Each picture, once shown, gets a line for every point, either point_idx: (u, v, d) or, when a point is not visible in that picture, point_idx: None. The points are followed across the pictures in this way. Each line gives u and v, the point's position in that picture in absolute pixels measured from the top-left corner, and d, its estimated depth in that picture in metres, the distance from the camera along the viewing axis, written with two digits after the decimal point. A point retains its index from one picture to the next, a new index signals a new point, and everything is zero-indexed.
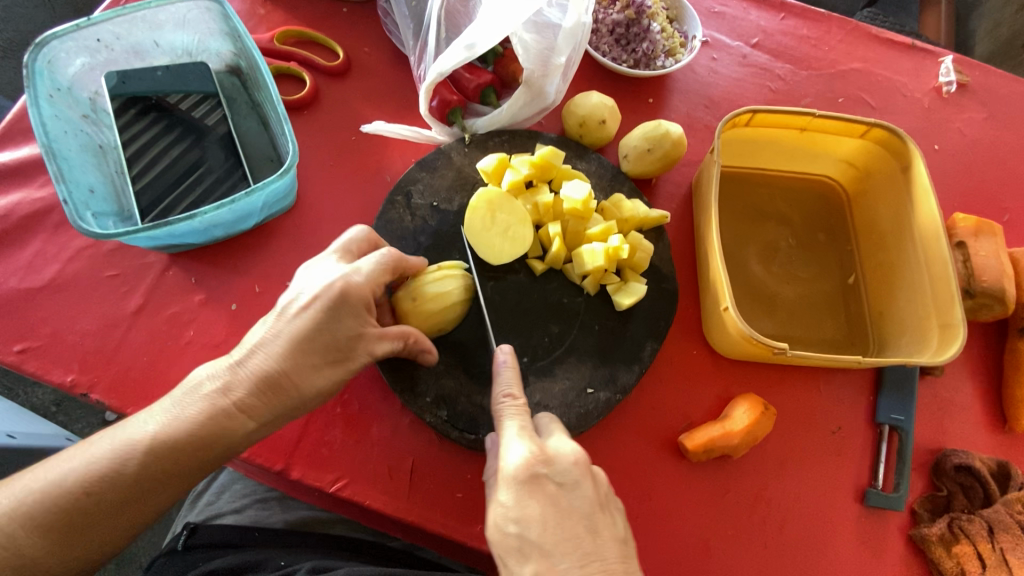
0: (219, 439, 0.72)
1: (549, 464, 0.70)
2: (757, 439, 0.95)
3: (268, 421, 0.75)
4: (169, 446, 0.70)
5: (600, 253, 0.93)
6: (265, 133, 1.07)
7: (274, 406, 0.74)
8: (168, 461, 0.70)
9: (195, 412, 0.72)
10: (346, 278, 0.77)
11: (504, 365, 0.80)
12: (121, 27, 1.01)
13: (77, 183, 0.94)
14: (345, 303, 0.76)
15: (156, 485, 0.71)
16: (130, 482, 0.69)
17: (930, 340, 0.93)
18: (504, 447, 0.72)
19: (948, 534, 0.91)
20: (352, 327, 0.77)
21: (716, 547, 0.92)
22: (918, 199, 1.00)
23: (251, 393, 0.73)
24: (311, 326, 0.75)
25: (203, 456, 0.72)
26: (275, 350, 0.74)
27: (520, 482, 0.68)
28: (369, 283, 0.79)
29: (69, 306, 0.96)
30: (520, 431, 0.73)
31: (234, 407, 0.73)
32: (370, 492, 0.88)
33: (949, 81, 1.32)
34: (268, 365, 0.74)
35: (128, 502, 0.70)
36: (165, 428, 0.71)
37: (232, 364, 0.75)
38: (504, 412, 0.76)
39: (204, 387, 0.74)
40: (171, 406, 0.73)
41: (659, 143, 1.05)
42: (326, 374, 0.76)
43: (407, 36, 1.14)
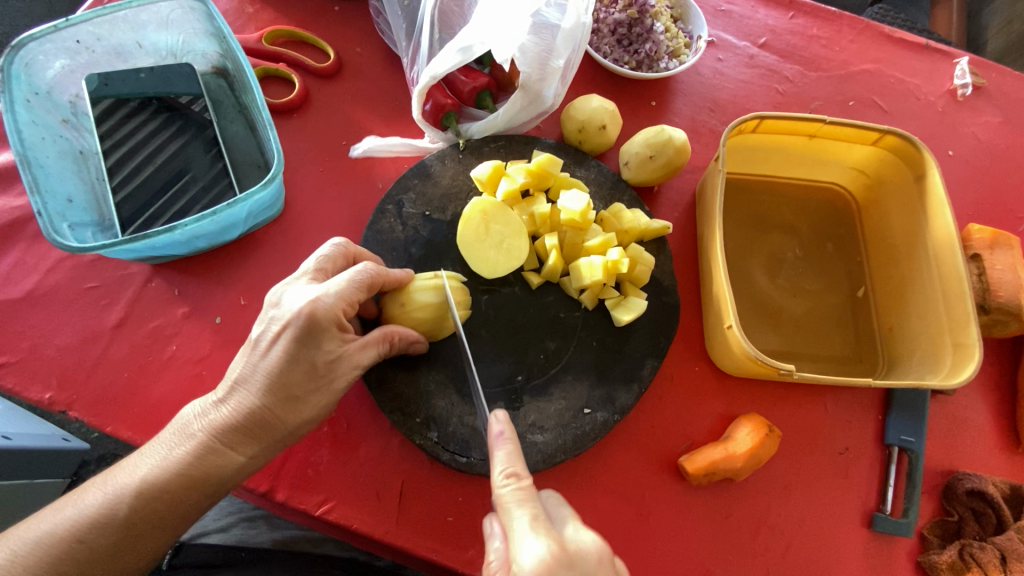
0: (213, 476, 0.71)
1: (570, 565, 0.58)
2: (760, 461, 0.91)
3: (260, 453, 0.74)
4: (159, 490, 0.69)
5: (599, 266, 0.89)
6: (252, 137, 1.03)
7: (263, 437, 0.73)
8: (164, 503, 0.69)
9: (181, 454, 0.70)
10: (314, 301, 0.73)
11: (502, 438, 0.69)
12: (102, 28, 0.97)
13: (54, 193, 0.90)
14: (316, 327, 0.73)
15: (149, 528, 0.69)
16: (119, 529, 0.68)
17: (943, 361, 0.89)
18: (515, 545, 0.61)
19: (959, 562, 0.87)
20: (332, 349, 0.74)
21: (717, 573, 0.89)
22: (933, 211, 0.95)
23: (239, 428, 0.72)
24: (285, 356, 0.72)
25: (201, 494, 0.71)
26: (255, 384, 0.73)
27: None
28: (339, 302, 0.75)
29: (47, 319, 0.93)
30: (532, 523, 0.62)
31: (221, 443, 0.71)
32: (357, 516, 0.85)
33: (965, 84, 1.27)
34: (250, 400, 0.72)
35: (121, 550, 0.68)
36: (152, 472, 0.69)
37: (214, 402, 0.74)
38: (509, 499, 0.65)
39: (189, 428, 0.72)
40: (155, 451, 0.72)
41: (661, 150, 1.00)
42: (315, 399, 0.75)
43: (401, 37, 1.10)
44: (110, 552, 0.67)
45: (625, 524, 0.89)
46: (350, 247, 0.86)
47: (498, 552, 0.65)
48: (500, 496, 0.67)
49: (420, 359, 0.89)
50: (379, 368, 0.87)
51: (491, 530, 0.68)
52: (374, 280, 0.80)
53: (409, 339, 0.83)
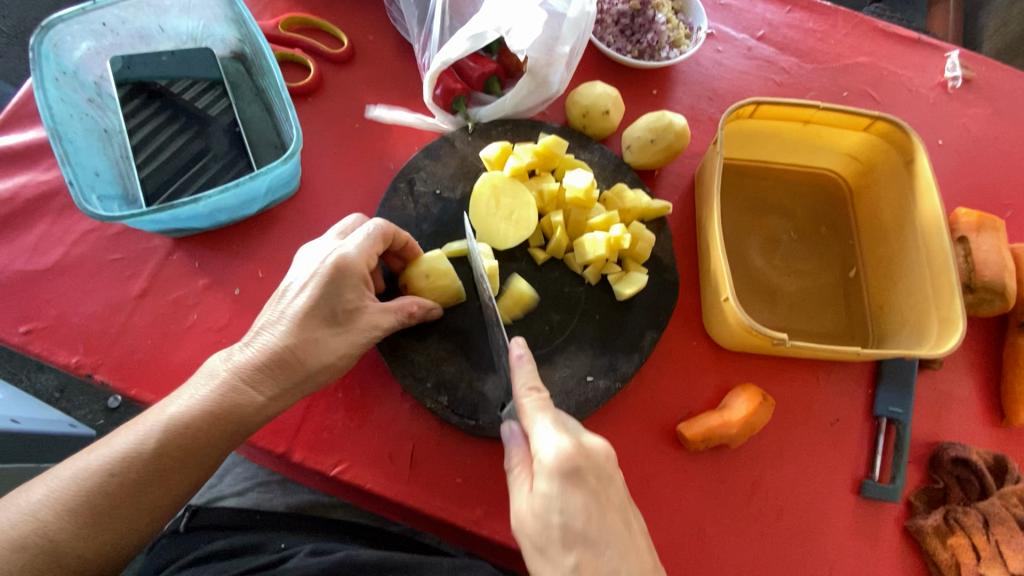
0: (236, 414, 0.75)
1: (587, 458, 0.67)
2: (755, 429, 0.95)
3: (280, 395, 0.78)
4: (185, 426, 0.73)
5: (602, 242, 0.93)
6: (269, 119, 1.07)
7: (285, 379, 0.77)
8: (190, 438, 0.73)
9: (207, 393, 0.75)
10: (340, 252, 0.80)
11: (520, 356, 0.75)
12: (127, 11, 1.02)
13: (83, 166, 0.95)
14: (341, 274, 0.79)
15: (175, 463, 0.72)
16: (149, 461, 0.71)
17: (928, 334, 0.94)
18: (536, 438, 0.68)
19: (944, 526, 0.92)
20: (351, 297, 0.80)
21: (713, 535, 0.93)
22: (920, 193, 1.00)
23: (263, 368, 0.76)
24: (308, 303, 0.78)
25: (224, 432, 0.74)
26: (280, 329, 0.78)
27: (562, 475, 0.65)
28: (362, 255, 0.81)
29: (73, 289, 0.97)
30: (552, 421, 0.69)
31: (244, 383, 0.76)
32: (370, 476, 0.89)
33: (955, 76, 1.32)
34: (274, 342, 0.77)
35: (149, 484, 0.71)
36: (181, 410, 0.74)
37: (241, 348, 0.79)
38: (528, 401, 0.71)
39: (214, 370, 0.77)
40: (185, 393, 0.76)
41: (662, 134, 1.05)
42: (334, 345, 0.79)
43: (412, 25, 1.14)
44: (140, 485, 0.71)
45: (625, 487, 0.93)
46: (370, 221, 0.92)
47: (518, 449, 0.73)
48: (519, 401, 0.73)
49: (431, 328, 0.93)
50: (391, 336, 0.92)
51: (508, 432, 0.76)
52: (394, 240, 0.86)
53: (425, 311, 0.87)
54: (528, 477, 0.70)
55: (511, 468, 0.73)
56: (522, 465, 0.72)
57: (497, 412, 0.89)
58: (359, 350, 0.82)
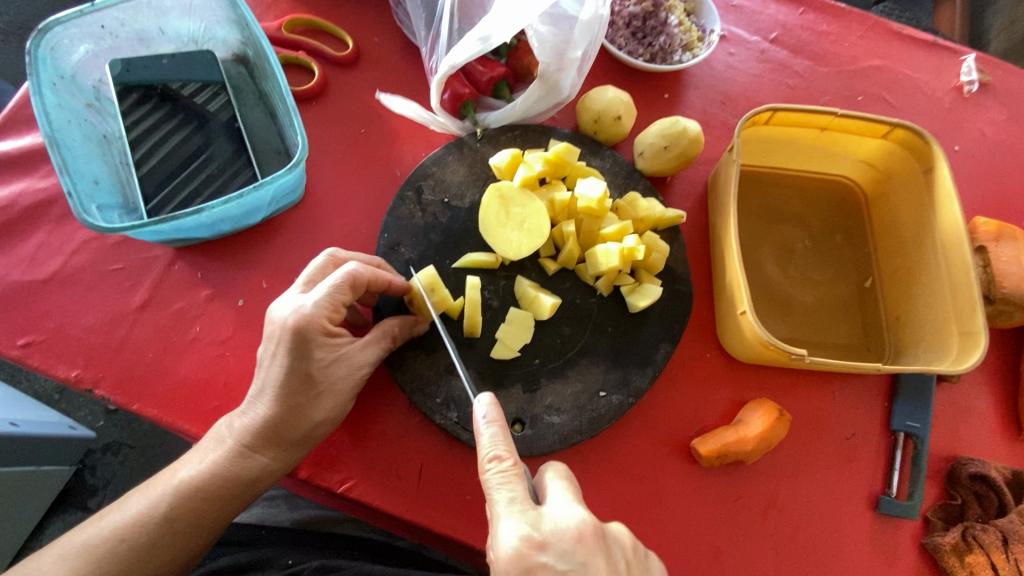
0: (240, 477, 0.76)
1: (545, 551, 0.63)
2: (770, 445, 0.93)
3: (282, 456, 0.78)
4: (193, 492, 0.75)
5: (615, 253, 0.91)
6: (273, 125, 1.04)
7: (282, 442, 0.77)
8: (198, 503, 0.75)
9: (214, 458, 0.77)
10: (298, 313, 0.75)
11: (486, 422, 0.72)
12: (126, 13, 0.99)
13: (81, 174, 0.92)
14: (303, 339, 0.74)
15: (185, 528, 0.75)
16: (159, 526, 0.74)
17: (948, 349, 0.92)
18: (498, 524, 0.66)
19: (962, 543, 0.90)
20: (323, 357, 0.76)
21: (727, 553, 0.91)
22: (940, 203, 0.98)
23: (257, 435, 0.76)
24: (284, 371, 0.75)
25: (232, 495, 0.77)
26: (265, 394, 0.77)
27: (514, 573, 0.62)
28: (322, 311, 0.76)
29: (73, 300, 0.94)
30: (511, 507, 0.66)
31: (245, 449, 0.77)
32: (378, 494, 0.87)
33: (971, 80, 1.29)
34: (265, 410, 0.77)
35: (160, 548, 0.74)
36: (188, 476, 0.76)
37: (239, 413, 0.79)
38: (493, 480, 0.68)
39: (220, 435, 0.79)
40: (194, 459, 0.78)
41: (676, 141, 1.02)
42: (321, 403, 0.78)
43: (420, 26, 1.10)
44: (151, 550, 0.73)
45: (638, 504, 0.91)
46: (341, 252, 0.86)
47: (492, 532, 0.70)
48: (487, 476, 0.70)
49: (440, 342, 0.91)
50: (400, 348, 0.90)
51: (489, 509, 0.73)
52: (358, 282, 0.79)
53: (407, 328, 0.87)
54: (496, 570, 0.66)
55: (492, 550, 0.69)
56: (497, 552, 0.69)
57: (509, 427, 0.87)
58: (348, 402, 0.81)
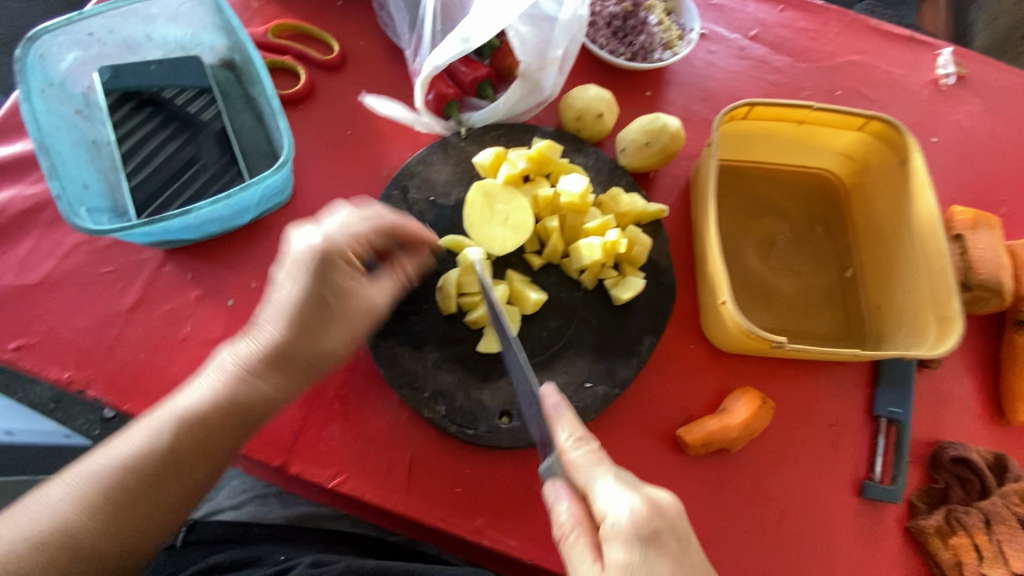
0: (244, 404, 0.77)
1: (662, 518, 0.67)
2: (754, 433, 0.95)
3: (287, 385, 0.80)
4: (197, 421, 0.75)
5: (597, 246, 0.93)
6: (260, 128, 1.05)
7: (289, 369, 0.79)
8: (202, 431, 0.75)
9: (219, 384, 0.78)
10: (323, 239, 0.80)
11: (560, 411, 0.72)
12: (114, 21, 1.01)
13: (71, 178, 0.94)
14: (327, 262, 0.79)
15: (191, 456, 0.75)
16: (164, 456, 0.74)
17: (927, 334, 0.94)
18: (605, 502, 0.67)
19: (945, 525, 0.92)
20: (341, 285, 0.80)
21: (715, 540, 0.92)
22: (916, 192, 1.00)
23: (266, 359, 0.78)
24: (302, 293, 0.78)
25: (234, 424, 0.77)
26: (279, 318, 0.79)
27: (641, 538, 0.65)
28: (346, 240, 0.81)
29: (64, 303, 0.95)
30: (619, 482, 0.68)
31: (252, 374, 0.78)
32: (368, 488, 0.88)
33: (948, 74, 1.32)
34: (277, 334, 0.79)
35: (166, 478, 0.74)
36: (193, 403, 0.76)
37: (245, 340, 0.81)
38: (587, 463, 0.69)
39: (224, 364, 0.79)
40: (196, 387, 0.78)
41: (657, 137, 1.05)
42: (332, 332, 0.81)
43: (404, 30, 1.14)
44: (157, 478, 0.73)
45: None
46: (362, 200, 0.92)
47: (569, 514, 0.70)
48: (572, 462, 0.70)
49: (428, 336, 0.92)
50: (388, 345, 0.91)
51: (555, 493, 0.72)
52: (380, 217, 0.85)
53: (418, 263, 0.91)
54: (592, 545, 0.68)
55: (565, 535, 0.70)
56: (578, 534, 0.69)
57: (497, 419, 0.89)
58: (359, 333, 0.84)
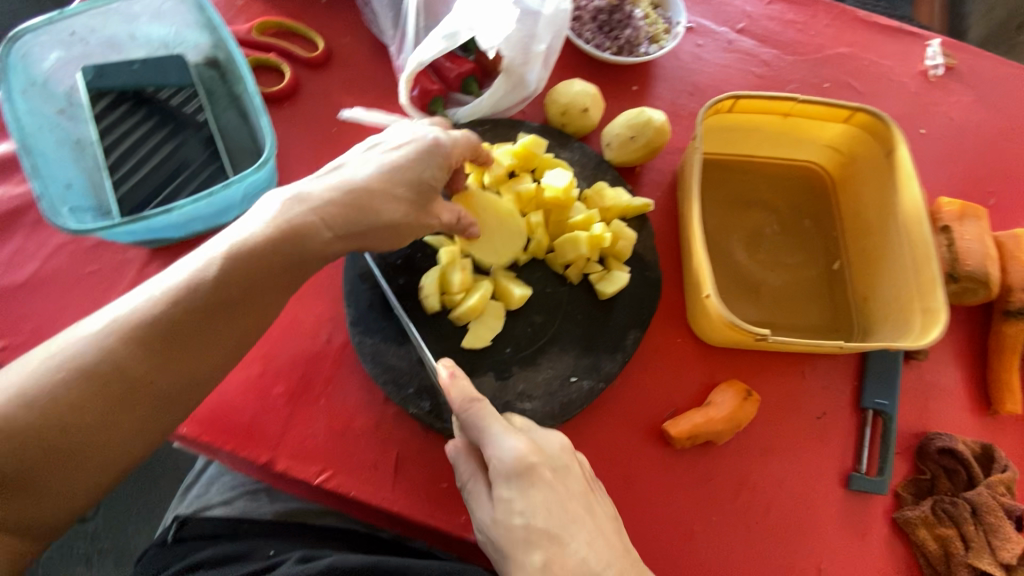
0: (301, 245, 0.71)
1: (539, 455, 0.74)
2: (740, 425, 0.95)
3: (343, 240, 0.75)
4: (254, 255, 0.68)
5: (583, 241, 0.93)
6: (245, 125, 1.05)
7: (355, 222, 0.76)
8: (255, 268, 0.68)
9: (283, 219, 0.71)
10: (448, 134, 0.84)
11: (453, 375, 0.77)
12: (96, 20, 1.01)
13: (54, 178, 0.93)
14: (442, 150, 0.82)
15: (231, 304, 0.67)
16: (206, 305, 0.65)
17: (912, 326, 0.94)
18: (491, 445, 0.73)
19: (931, 516, 0.92)
20: (434, 175, 0.82)
21: (702, 532, 0.92)
22: (901, 184, 1.00)
23: (342, 202, 0.74)
24: (415, 160, 0.80)
25: (283, 267, 0.70)
26: (368, 172, 0.78)
27: (519, 476, 0.72)
28: (464, 149, 0.86)
29: (49, 303, 0.95)
30: (507, 427, 0.74)
31: (321, 216, 0.73)
32: (355, 484, 0.88)
33: (936, 65, 1.32)
34: (359, 184, 0.77)
35: (206, 326, 0.65)
36: (251, 234, 0.69)
37: (320, 185, 0.75)
38: (479, 415, 0.74)
39: (285, 203, 0.72)
40: (247, 224, 0.70)
41: (642, 131, 1.04)
42: (403, 208, 0.80)
43: (388, 26, 1.13)
44: (195, 327, 0.65)
45: (612, 487, 0.93)
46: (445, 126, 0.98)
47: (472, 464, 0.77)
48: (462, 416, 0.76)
49: (414, 332, 0.93)
50: (373, 341, 0.91)
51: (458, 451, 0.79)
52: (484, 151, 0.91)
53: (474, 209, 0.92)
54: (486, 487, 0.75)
55: (466, 483, 0.77)
56: (477, 480, 0.76)
57: None
58: (407, 239, 0.84)
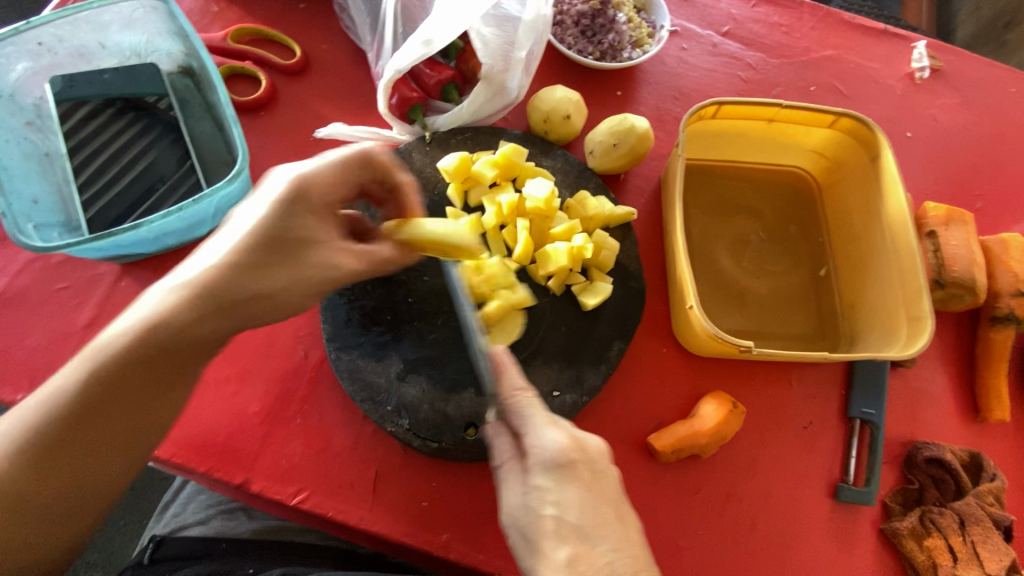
0: (179, 339, 0.63)
1: (580, 453, 0.69)
2: (725, 438, 0.93)
3: (225, 324, 0.66)
4: (136, 355, 0.62)
5: (564, 253, 0.92)
6: (220, 136, 1.02)
7: (226, 302, 0.65)
8: (138, 366, 0.62)
9: (152, 314, 0.62)
10: (307, 170, 0.71)
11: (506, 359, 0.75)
12: (63, 29, 0.98)
13: (19, 194, 0.91)
14: (303, 191, 0.69)
15: (129, 404, 0.63)
16: (98, 406, 0.61)
17: (898, 335, 0.93)
18: (532, 433, 0.70)
19: (919, 527, 0.91)
20: (306, 224, 0.70)
21: (688, 546, 0.91)
22: (887, 190, 0.99)
23: (203, 283, 0.64)
24: (271, 215, 0.67)
25: (170, 362, 0.64)
26: (228, 243, 0.67)
27: (557, 467, 0.67)
28: (330, 179, 0.72)
29: (17, 321, 0.93)
30: (548, 419, 0.71)
31: (190, 305, 0.63)
32: (332, 504, 0.86)
33: (922, 67, 1.31)
34: (222, 260, 0.66)
35: (101, 427, 0.62)
36: (123, 333, 0.62)
37: (184, 267, 0.66)
38: (521, 401, 0.72)
39: (158, 294, 0.64)
40: (122, 320, 0.63)
41: (625, 138, 1.03)
42: (278, 275, 0.69)
43: (366, 33, 1.11)
44: (87, 430, 0.62)
45: None
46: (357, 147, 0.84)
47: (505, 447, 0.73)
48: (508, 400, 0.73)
49: (392, 347, 0.91)
50: (350, 357, 0.89)
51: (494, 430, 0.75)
52: (371, 167, 0.78)
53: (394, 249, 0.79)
54: (518, 472, 0.71)
55: (500, 467, 0.73)
56: (508, 463, 0.72)
57: (462, 432, 0.87)
58: (303, 300, 0.72)
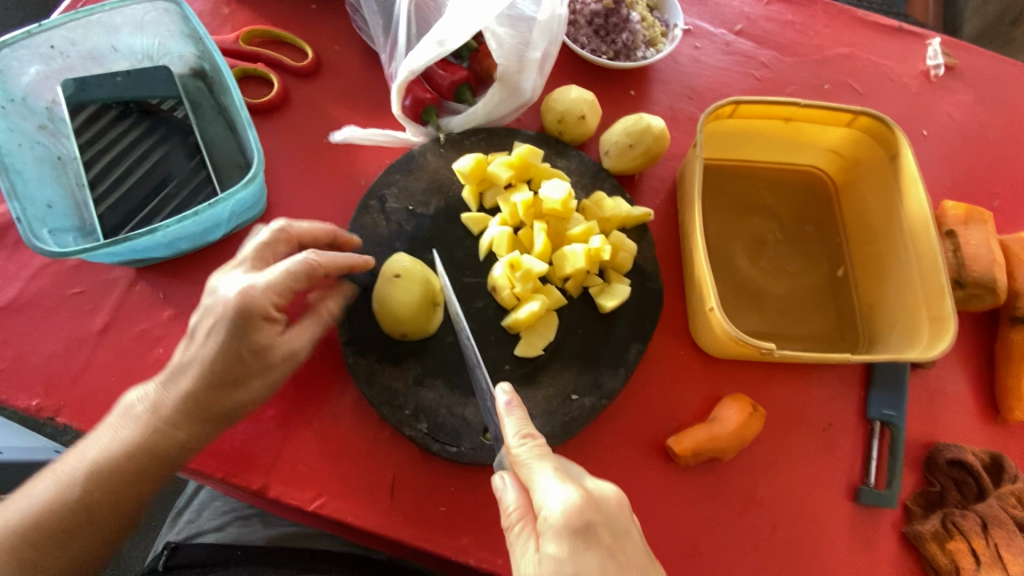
0: (155, 453, 0.74)
1: (598, 511, 0.63)
2: (745, 441, 0.92)
3: (202, 431, 0.76)
4: (106, 467, 0.72)
5: (581, 254, 0.90)
6: (233, 138, 1.01)
7: (201, 417, 0.75)
8: (110, 478, 0.72)
9: (125, 433, 0.74)
10: (244, 290, 0.73)
11: (509, 405, 0.73)
12: (76, 32, 0.97)
13: (33, 199, 0.91)
14: (246, 316, 0.73)
15: (102, 507, 0.72)
16: (73, 511, 0.71)
17: (920, 335, 0.92)
18: (541, 490, 0.66)
19: (942, 530, 0.89)
20: (258, 340, 0.74)
21: (708, 550, 0.90)
22: (907, 188, 0.98)
23: (178, 405, 0.74)
24: (222, 346, 0.73)
25: (141, 468, 0.73)
26: (189, 369, 0.75)
27: (571, 532, 0.61)
28: (272, 295, 0.74)
29: (31, 327, 0.92)
30: (557, 473, 0.66)
31: (164, 424, 0.74)
32: (351, 509, 0.85)
33: (937, 64, 1.29)
34: (188, 385, 0.74)
35: (77, 531, 0.71)
36: (107, 451, 0.73)
37: (158, 385, 0.76)
38: (527, 454, 0.69)
39: (131, 412, 0.75)
40: (102, 435, 0.75)
41: (640, 138, 1.02)
42: (240, 391, 0.76)
43: (378, 34, 1.10)
44: (65, 535, 0.71)
45: None
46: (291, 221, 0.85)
47: (515, 505, 0.68)
48: (515, 454, 0.70)
49: (409, 350, 0.90)
50: (367, 361, 0.89)
51: (502, 484, 0.71)
52: (315, 271, 0.78)
53: None
54: (531, 537, 0.65)
55: (511, 528, 0.68)
56: (521, 526, 0.67)
57: (481, 436, 0.86)
58: (271, 386, 0.78)
